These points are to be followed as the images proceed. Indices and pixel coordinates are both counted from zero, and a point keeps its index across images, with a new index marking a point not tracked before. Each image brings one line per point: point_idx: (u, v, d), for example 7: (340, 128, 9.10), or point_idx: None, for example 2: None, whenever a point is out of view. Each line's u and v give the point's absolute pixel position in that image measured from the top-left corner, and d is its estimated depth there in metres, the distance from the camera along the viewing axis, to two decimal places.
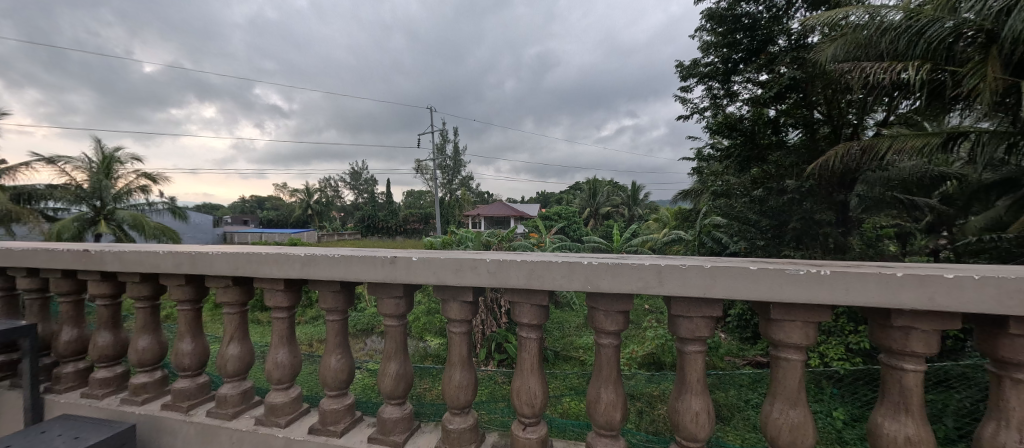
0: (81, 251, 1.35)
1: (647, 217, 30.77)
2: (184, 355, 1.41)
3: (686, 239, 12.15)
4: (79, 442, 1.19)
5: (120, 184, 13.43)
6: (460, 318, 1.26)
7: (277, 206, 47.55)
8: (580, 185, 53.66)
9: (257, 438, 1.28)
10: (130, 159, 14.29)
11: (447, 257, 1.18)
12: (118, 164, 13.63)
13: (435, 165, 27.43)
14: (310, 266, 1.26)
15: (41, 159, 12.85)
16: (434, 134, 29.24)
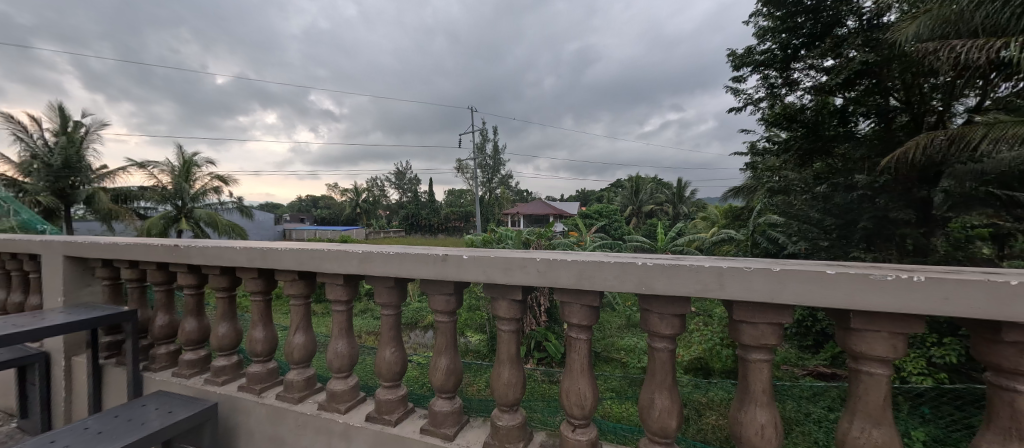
0: (171, 245, 1.52)
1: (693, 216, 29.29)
2: (257, 342, 1.53)
3: (737, 238, 11.42)
4: (172, 417, 1.34)
5: (198, 186, 14.92)
6: (508, 316, 1.27)
7: (328, 205, 50.66)
8: (621, 183, 52.19)
9: (321, 422, 1.37)
10: (205, 163, 15.85)
11: (496, 256, 1.18)
12: (196, 168, 15.18)
13: (475, 164, 27.82)
14: (367, 262, 1.32)
15: (134, 164, 14.58)
16: (475, 134, 29.72)
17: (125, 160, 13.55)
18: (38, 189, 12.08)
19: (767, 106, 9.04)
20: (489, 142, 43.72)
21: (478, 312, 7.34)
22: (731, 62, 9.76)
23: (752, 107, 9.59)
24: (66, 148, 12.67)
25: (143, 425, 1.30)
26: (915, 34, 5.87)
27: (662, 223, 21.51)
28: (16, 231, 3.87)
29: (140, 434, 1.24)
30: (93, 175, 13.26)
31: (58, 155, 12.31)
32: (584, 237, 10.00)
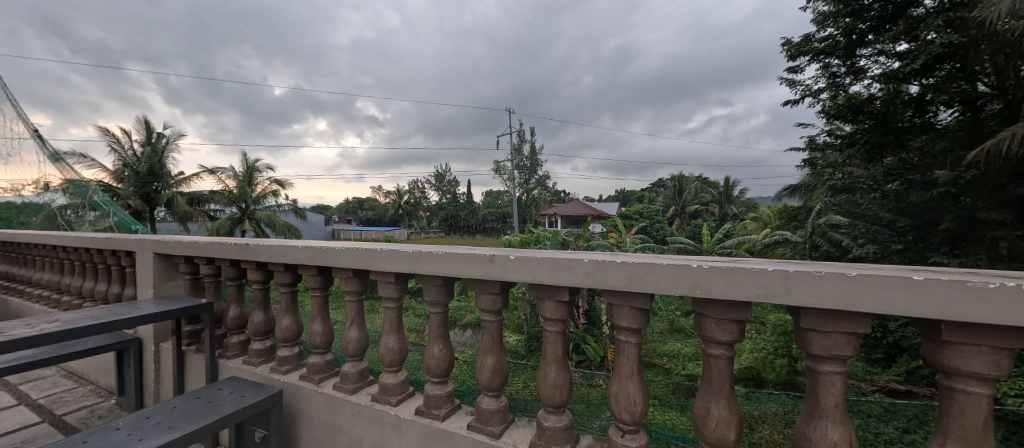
0: (242, 244, 1.65)
1: (742, 217, 27.55)
2: (316, 335, 1.63)
3: (793, 241, 10.62)
4: (243, 401, 1.46)
5: (259, 189, 16.25)
6: (555, 317, 1.26)
7: (372, 207, 53.19)
8: (662, 183, 50.19)
9: (374, 413, 1.43)
10: (265, 168, 17.19)
11: (544, 256, 1.18)
12: (258, 173, 16.51)
13: (512, 166, 28.01)
14: (416, 261, 1.37)
15: (206, 171, 16.12)
16: (512, 135, 29.94)
17: (198, 166, 15.01)
18: (130, 193, 13.72)
19: (828, 98, 8.39)
20: (526, 143, 43.80)
21: (516, 313, 7.36)
22: (786, 51, 9.14)
23: (810, 99, 8.91)
24: (151, 156, 14.26)
25: (221, 407, 1.43)
26: (1009, 10, 5.07)
27: (709, 224, 20.41)
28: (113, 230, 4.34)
29: (216, 416, 1.36)
30: (173, 180, 14.83)
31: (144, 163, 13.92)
32: (624, 239, 9.75)
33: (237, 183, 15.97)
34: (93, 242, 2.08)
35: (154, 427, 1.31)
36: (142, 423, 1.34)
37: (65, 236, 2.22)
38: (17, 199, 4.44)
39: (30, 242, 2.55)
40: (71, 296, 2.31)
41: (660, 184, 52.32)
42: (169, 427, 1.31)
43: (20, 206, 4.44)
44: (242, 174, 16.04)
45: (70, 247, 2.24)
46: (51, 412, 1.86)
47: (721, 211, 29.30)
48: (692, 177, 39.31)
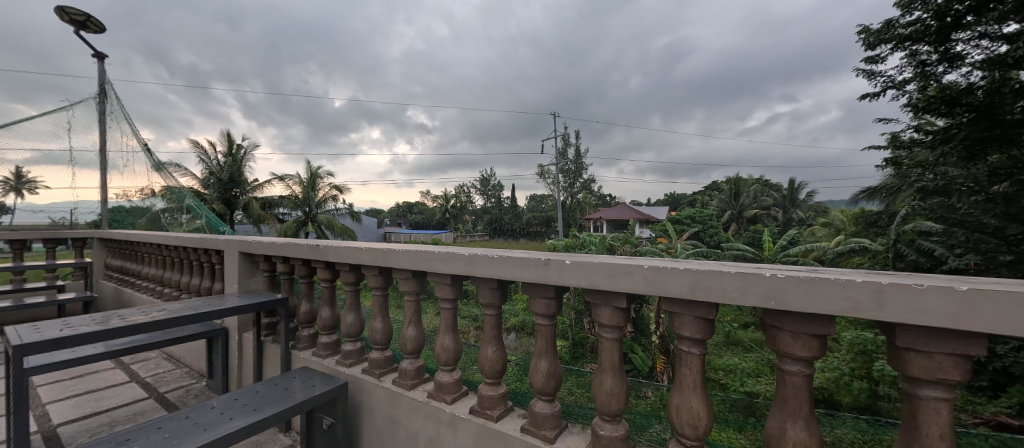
0: (312, 245, 1.80)
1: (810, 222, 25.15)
2: (376, 331, 1.72)
3: (872, 249, 9.53)
4: (313, 390, 1.59)
5: (321, 194, 17.56)
6: (612, 323, 1.24)
7: (420, 210, 55.54)
8: (716, 186, 47.25)
9: (429, 409, 1.49)
10: (326, 175, 18.54)
11: (600, 262, 1.17)
12: (320, 180, 17.85)
13: (556, 170, 27.92)
14: (472, 264, 1.41)
15: (276, 178, 17.72)
16: (557, 139, 29.84)
17: (270, 173, 16.55)
18: (215, 198, 15.47)
19: (916, 89, 7.49)
20: (570, 146, 43.37)
21: (562, 318, 7.28)
22: (863, 40, 8.30)
23: (894, 91, 7.99)
24: (231, 165, 15.97)
25: (295, 395, 1.56)
26: None
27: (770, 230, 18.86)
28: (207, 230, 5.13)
29: (288, 403, 1.48)
30: (249, 186, 16.50)
31: (226, 172, 15.64)
32: (674, 244, 9.30)
33: (302, 189, 17.38)
34: (189, 241, 2.36)
35: (241, 408, 1.47)
36: (231, 403, 1.50)
37: (169, 236, 2.55)
38: (128, 204, 5.17)
39: (140, 241, 2.95)
40: (172, 289, 2.65)
41: (713, 187, 49.21)
42: (253, 409, 1.45)
43: (130, 210, 5.14)
44: (307, 181, 17.45)
45: (171, 245, 2.57)
46: (155, 389, 2.13)
47: (784, 216, 26.98)
48: (752, 180, 36.56)
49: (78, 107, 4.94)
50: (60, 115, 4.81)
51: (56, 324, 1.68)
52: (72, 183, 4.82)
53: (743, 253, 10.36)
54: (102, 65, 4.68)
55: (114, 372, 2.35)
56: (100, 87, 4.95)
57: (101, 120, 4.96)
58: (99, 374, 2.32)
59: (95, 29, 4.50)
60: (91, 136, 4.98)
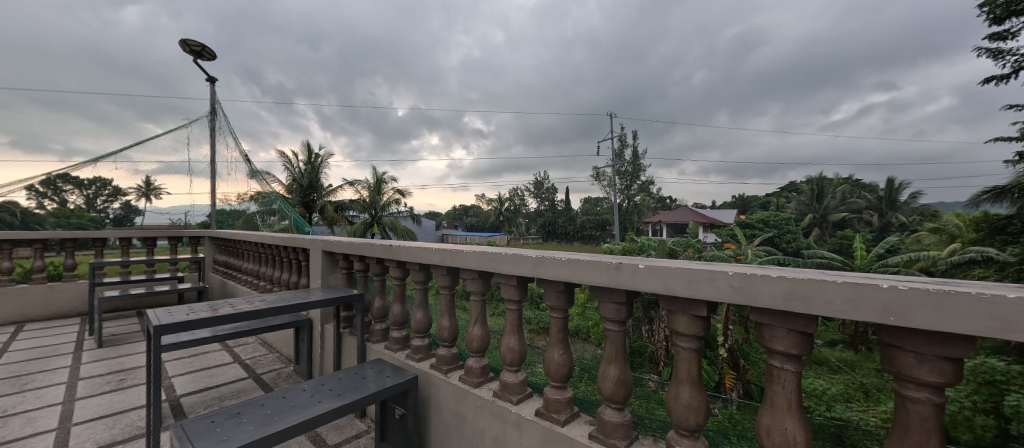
0: (386, 245, 1.93)
1: (914, 227, 21.75)
2: (443, 329, 1.79)
3: (999, 260, 8.01)
4: (386, 382, 1.69)
5: (386, 198, 18.87)
6: (689, 332, 1.16)
7: (476, 213, 57.14)
8: (792, 187, 42.72)
9: (496, 407, 1.51)
10: (391, 180, 19.81)
11: (678, 267, 1.10)
12: (384, 184, 19.13)
13: (611, 172, 27.29)
14: (539, 266, 1.43)
15: (348, 183, 19.31)
16: (612, 140, 29.10)
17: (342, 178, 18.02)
18: (297, 202, 17.20)
19: None
20: (624, 147, 42.06)
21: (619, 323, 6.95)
22: (986, 15, 7.08)
23: None
24: (310, 172, 17.66)
25: (371, 384, 1.68)
26: None
27: (863, 236, 16.57)
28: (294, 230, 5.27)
29: (363, 393, 1.59)
30: (325, 191, 18.12)
31: (305, 179, 17.37)
32: (744, 250, 8.62)
33: (370, 193, 18.70)
34: (281, 240, 2.65)
35: (327, 392, 1.61)
36: (319, 388, 1.65)
37: (264, 235, 2.88)
38: (228, 207, 5.84)
39: (241, 239, 3.36)
40: (267, 282, 2.98)
41: (791, 187, 44.34)
42: (337, 395, 1.59)
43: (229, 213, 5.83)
44: (373, 185, 18.74)
45: (266, 243, 2.89)
46: (253, 370, 2.42)
47: (882, 221, 23.55)
48: (837, 179, 32.50)
49: (195, 124, 5.77)
50: (181, 131, 5.65)
51: (183, 309, 1.96)
52: (189, 189, 5.66)
53: (827, 261, 9.28)
54: (212, 86, 5.42)
55: (222, 353, 2.70)
56: (211, 107, 5.74)
57: (211, 135, 5.77)
58: (210, 354, 2.69)
59: (209, 57, 5.22)
60: (202, 149, 5.81)
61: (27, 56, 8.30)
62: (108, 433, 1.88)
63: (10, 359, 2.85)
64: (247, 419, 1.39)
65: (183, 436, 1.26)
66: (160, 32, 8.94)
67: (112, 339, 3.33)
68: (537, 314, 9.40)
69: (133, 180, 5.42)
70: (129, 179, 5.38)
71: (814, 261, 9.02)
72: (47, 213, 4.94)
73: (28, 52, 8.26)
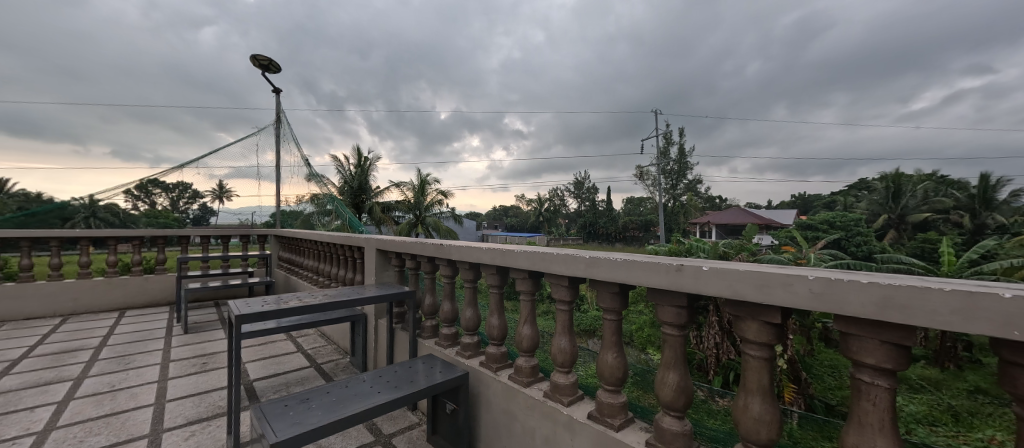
0: (436, 244, 1.99)
1: (1014, 230, 18.95)
2: (493, 328, 1.82)
3: None
4: (437, 378, 1.73)
5: (430, 198, 19.63)
6: (760, 340, 1.08)
7: (515, 214, 57.55)
8: (862, 186, 38.70)
9: (547, 408, 1.51)
10: (434, 181, 20.48)
11: (747, 270, 1.03)
12: (428, 186, 19.84)
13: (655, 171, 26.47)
14: (593, 267, 1.40)
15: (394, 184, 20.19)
16: (656, 138, 28.19)
17: (389, 181, 18.90)
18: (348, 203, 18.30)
19: None
20: (669, 146, 40.56)
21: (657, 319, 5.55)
22: None
23: None
24: (360, 174, 18.62)
25: (424, 379, 1.74)
26: None
27: (952, 240, 14.67)
28: (349, 229, 5.61)
29: (415, 387, 1.65)
30: (373, 193, 18.98)
31: (356, 181, 18.41)
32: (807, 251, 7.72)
33: (414, 194, 19.44)
34: (338, 239, 2.81)
35: (384, 384, 1.69)
36: (377, 379, 1.74)
37: (323, 234, 3.07)
38: (289, 208, 6.32)
39: (303, 237, 3.61)
40: (325, 278, 3.19)
41: (860, 186, 40.15)
42: (393, 387, 1.66)
43: (289, 213, 6.29)
44: (418, 186, 19.48)
45: (325, 241, 3.08)
46: (315, 360, 2.59)
47: (973, 222, 20.72)
48: (917, 176, 29.01)
49: (263, 132, 6.30)
50: (251, 139, 6.18)
51: (256, 301, 2.15)
52: (257, 191, 6.19)
53: (907, 267, 8.35)
54: (278, 97, 5.87)
55: (287, 343, 2.92)
56: (277, 115, 6.23)
57: (277, 142, 6.27)
58: (277, 343, 2.92)
59: (275, 70, 5.66)
60: (268, 155, 6.31)
61: (126, 74, 9.51)
62: (196, 410, 2.09)
63: (116, 341, 3.26)
64: (316, 405, 1.49)
65: (262, 417, 1.38)
66: (232, 49, 9.84)
67: (195, 326, 3.71)
68: (579, 316, 9.31)
69: (209, 184, 6.02)
70: (205, 183, 5.95)
71: (891, 266, 8.10)
72: (140, 214, 5.59)
73: (127, 72, 9.47)
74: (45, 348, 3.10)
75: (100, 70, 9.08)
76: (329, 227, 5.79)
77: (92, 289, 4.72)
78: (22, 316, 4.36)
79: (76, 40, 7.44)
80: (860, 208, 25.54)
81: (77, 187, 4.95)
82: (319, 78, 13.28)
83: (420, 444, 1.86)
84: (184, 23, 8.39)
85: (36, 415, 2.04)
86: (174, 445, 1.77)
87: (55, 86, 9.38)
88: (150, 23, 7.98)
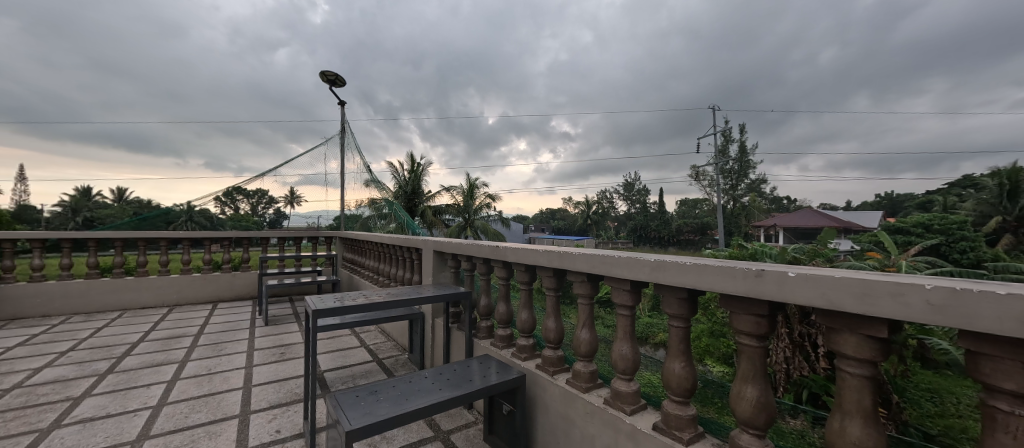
0: (492, 246, 2.03)
1: None
2: (550, 330, 1.81)
3: None
4: (493, 379, 1.75)
5: (479, 202, 20.25)
6: (861, 357, 0.97)
7: (562, 217, 57.06)
8: (964, 184, 33.55)
9: (607, 416, 1.46)
10: (483, 185, 21.02)
11: (842, 277, 0.91)
12: (477, 190, 20.42)
13: (712, 170, 25.03)
14: (658, 271, 1.35)
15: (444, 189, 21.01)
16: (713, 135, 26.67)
17: (440, 185, 19.71)
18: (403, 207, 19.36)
19: None
20: (727, 143, 38.07)
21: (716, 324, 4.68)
22: None
23: None
24: (413, 180, 19.52)
25: (480, 379, 1.77)
26: None
27: None
28: (406, 231, 5.93)
29: (472, 387, 1.68)
30: (425, 197, 19.77)
31: (409, 186, 19.40)
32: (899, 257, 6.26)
33: (464, 198, 20.14)
34: (398, 240, 2.97)
35: (444, 382, 1.74)
36: (438, 376, 1.80)
37: (383, 236, 3.24)
38: (349, 212, 6.81)
39: (365, 238, 3.85)
40: (385, 278, 3.38)
41: (962, 184, 34.80)
42: (452, 385, 1.70)
43: (351, 216, 6.76)
44: (467, 190, 20.16)
45: (386, 243, 3.27)
46: (377, 355, 2.74)
47: None
48: None
49: (329, 143, 6.85)
50: (319, 149, 6.75)
51: (329, 298, 2.32)
52: (324, 197, 6.73)
53: None
54: (343, 109, 6.34)
55: (351, 338, 3.13)
56: (342, 126, 6.74)
57: (341, 151, 6.80)
58: (343, 337, 3.14)
59: (341, 84, 6.12)
60: (332, 163, 6.85)
61: (216, 94, 10.89)
62: (276, 395, 2.30)
63: (211, 330, 3.69)
64: (383, 397, 1.57)
65: (337, 405, 1.49)
66: (302, 67, 10.80)
67: (275, 319, 4.10)
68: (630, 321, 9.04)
69: (282, 190, 6.63)
70: (279, 189, 6.53)
71: (1008, 275, 6.88)
72: (227, 219, 6.07)
73: (217, 92, 10.84)
74: (156, 333, 3.60)
75: (196, 91, 10.49)
76: (386, 229, 6.14)
77: (191, 284, 5.38)
78: (139, 305, 5.08)
79: (175, 64, 8.91)
80: (965, 208, 22.11)
81: (179, 194, 5.69)
82: (376, 90, 14.15)
83: (477, 443, 1.89)
84: (264, 46, 9.39)
85: (152, 391, 2.36)
86: (261, 426, 1.96)
87: (161, 107, 11.09)
88: (235, 47, 9.04)
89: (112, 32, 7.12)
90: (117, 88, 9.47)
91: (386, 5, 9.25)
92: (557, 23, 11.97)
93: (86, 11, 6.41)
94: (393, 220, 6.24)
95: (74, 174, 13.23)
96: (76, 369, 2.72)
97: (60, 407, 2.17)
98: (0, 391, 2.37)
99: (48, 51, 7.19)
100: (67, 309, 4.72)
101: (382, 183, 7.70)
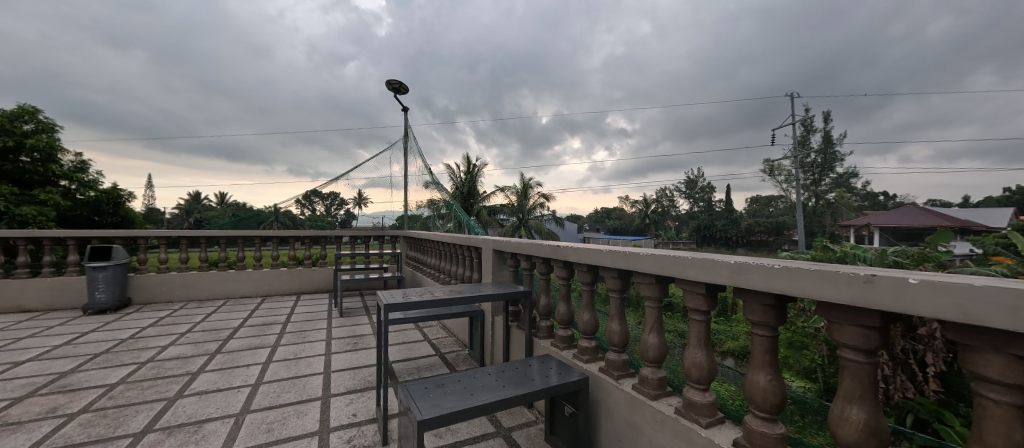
0: (553, 246, 2.02)
1: None
2: (614, 333, 1.76)
3: None
4: (556, 380, 1.75)
5: (533, 201, 20.39)
6: (1010, 381, 0.81)
7: (616, 217, 55.35)
8: None
9: (679, 426, 1.38)
10: (536, 185, 21.12)
11: (982, 285, 0.76)
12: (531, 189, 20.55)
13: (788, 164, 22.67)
14: (740, 273, 1.24)
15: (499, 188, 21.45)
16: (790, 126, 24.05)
17: (494, 185, 20.16)
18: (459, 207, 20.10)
19: None
20: (808, 133, 34.02)
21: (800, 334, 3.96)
22: None
23: None
24: (468, 180, 20.17)
25: (542, 379, 1.77)
26: None
27: None
28: (464, 230, 6.13)
29: (534, 387, 1.68)
30: (480, 197, 20.30)
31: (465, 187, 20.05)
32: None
33: (517, 197, 20.45)
34: (458, 240, 3.07)
35: (507, 379, 1.77)
36: (500, 373, 1.84)
37: (445, 236, 3.38)
38: (411, 213, 7.20)
39: (428, 238, 4.04)
40: (446, 276, 3.53)
41: None
42: (515, 383, 1.73)
43: (412, 217, 7.14)
44: (520, 190, 20.45)
45: (447, 242, 3.41)
46: (439, 349, 2.87)
47: None
48: None
49: (393, 148, 7.30)
50: (384, 154, 7.23)
51: (396, 293, 2.48)
52: (388, 198, 7.19)
53: None
54: (405, 114, 6.70)
55: (414, 332, 3.31)
56: (404, 131, 7.16)
57: (404, 154, 7.22)
58: (407, 331, 3.33)
59: (404, 92, 6.49)
60: (394, 167, 7.28)
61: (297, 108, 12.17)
62: (352, 381, 2.50)
63: (295, 319, 4.11)
64: (450, 390, 1.64)
65: (408, 395, 1.58)
66: (368, 78, 11.44)
67: (348, 311, 4.48)
68: None
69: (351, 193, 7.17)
70: (349, 192, 7.12)
71: None
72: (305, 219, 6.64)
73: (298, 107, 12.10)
74: (253, 320, 4.10)
75: (280, 107, 11.79)
76: (445, 229, 6.42)
77: (278, 276, 6.03)
78: (239, 294, 5.80)
79: (263, 83, 10.09)
80: None
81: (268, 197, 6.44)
82: None
83: (539, 443, 1.89)
84: (336, 62, 10.28)
85: (251, 371, 2.69)
86: (340, 409, 2.14)
87: (253, 121, 12.64)
88: (312, 65, 10.00)
89: (216, 56, 8.29)
90: (220, 106, 10.99)
91: (444, 13, 9.71)
92: (613, 16, 11.63)
93: (198, 40, 7.55)
94: (451, 220, 6.49)
95: (188, 181, 15.56)
96: (194, 348, 3.18)
97: (182, 380, 2.55)
98: (139, 363, 2.85)
99: (168, 74, 8.60)
100: (184, 296, 5.54)
101: (442, 184, 8.01)
